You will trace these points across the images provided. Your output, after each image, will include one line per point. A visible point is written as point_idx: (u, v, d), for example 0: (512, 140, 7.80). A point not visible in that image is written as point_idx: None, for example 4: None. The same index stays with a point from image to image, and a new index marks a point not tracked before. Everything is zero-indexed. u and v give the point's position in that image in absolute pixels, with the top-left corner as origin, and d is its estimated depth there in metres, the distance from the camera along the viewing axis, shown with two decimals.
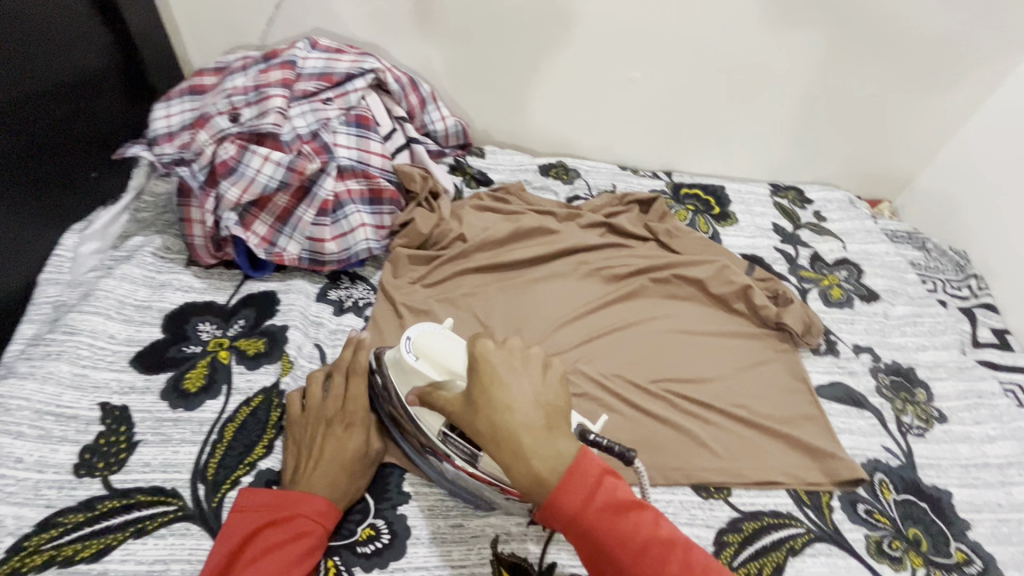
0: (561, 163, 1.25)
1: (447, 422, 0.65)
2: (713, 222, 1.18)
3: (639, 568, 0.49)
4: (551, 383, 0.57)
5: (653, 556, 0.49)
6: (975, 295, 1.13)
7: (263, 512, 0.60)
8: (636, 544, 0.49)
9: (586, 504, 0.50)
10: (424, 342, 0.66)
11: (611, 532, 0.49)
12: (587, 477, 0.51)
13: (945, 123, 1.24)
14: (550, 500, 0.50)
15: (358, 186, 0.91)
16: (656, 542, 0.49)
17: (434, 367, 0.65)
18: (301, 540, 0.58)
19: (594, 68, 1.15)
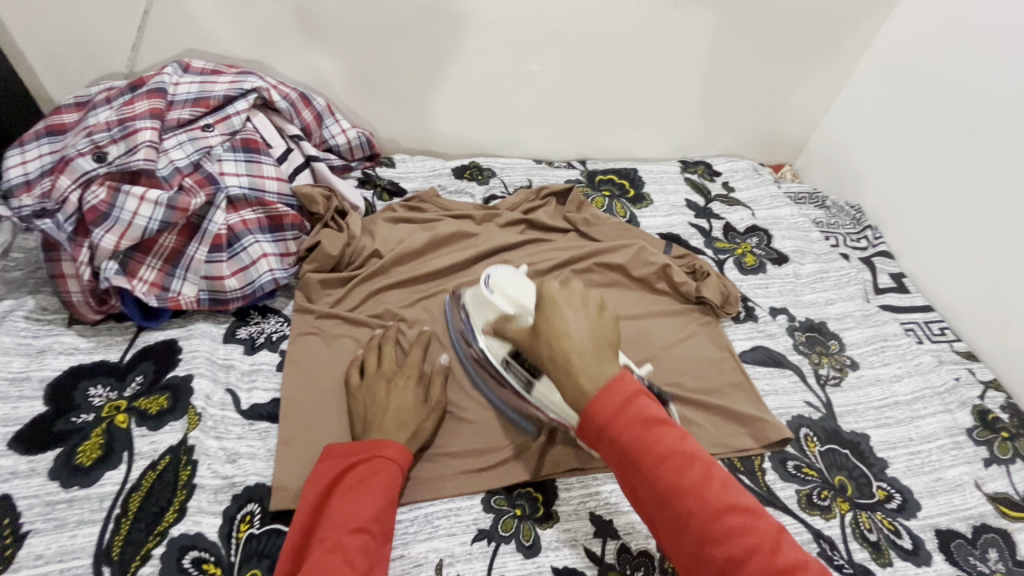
0: (474, 163, 1.23)
1: (510, 352, 0.73)
2: (629, 205, 1.20)
3: (660, 471, 0.49)
4: (610, 317, 0.61)
5: (678, 465, 0.50)
6: (872, 245, 1.21)
7: (348, 455, 0.65)
8: (659, 451, 0.50)
9: (619, 412, 0.51)
10: (502, 280, 0.77)
11: (638, 440, 0.50)
12: (619, 391, 0.52)
13: (829, 86, 1.32)
14: (587, 406, 0.52)
15: (253, 215, 0.86)
16: (682, 455, 0.50)
17: (507, 302, 0.75)
18: (387, 474, 0.63)
19: (493, 65, 1.14)
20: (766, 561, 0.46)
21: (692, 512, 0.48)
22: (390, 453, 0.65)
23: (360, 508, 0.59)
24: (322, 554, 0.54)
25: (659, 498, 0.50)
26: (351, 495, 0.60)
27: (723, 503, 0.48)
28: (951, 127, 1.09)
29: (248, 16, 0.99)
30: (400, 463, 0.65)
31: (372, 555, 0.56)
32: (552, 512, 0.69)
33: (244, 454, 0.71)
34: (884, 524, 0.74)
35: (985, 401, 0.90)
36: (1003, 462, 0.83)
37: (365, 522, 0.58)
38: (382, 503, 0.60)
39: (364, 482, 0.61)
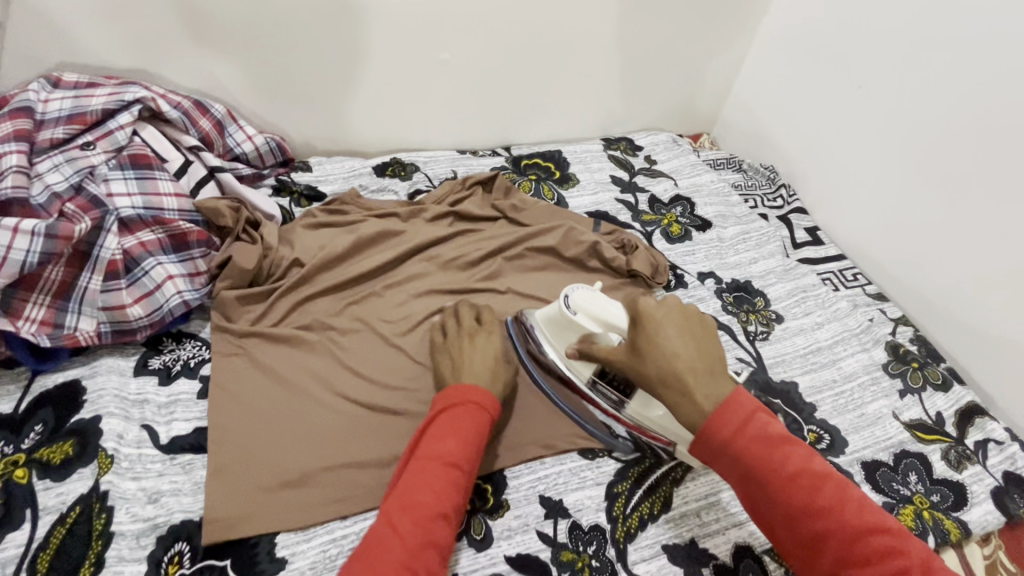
0: (395, 159, 1.20)
1: (596, 371, 0.74)
2: (556, 187, 1.20)
3: (790, 493, 0.54)
4: (709, 334, 0.64)
5: (807, 486, 0.55)
6: (788, 202, 1.25)
7: (444, 397, 0.67)
8: (787, 473, 0.55)
9: (740, 431, 0.56)
10: (581, 301, 0.71)
11: (764, 462, 0.55)
12: (741, 409, 0.57)
13: (734, 54, 1.37)
14: (703, 427, 0.57)
15: (153, 235, 0.80)
16: (813, 475, 0.55)
17: (593, 322, 0.71)
18: (481, 419, 0.65)
19: (402, 57, 1.10)
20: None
21: (827, 529, 0.53)
22: (485, 399, 0.67)
23: (455, 446, 0.62)
24: (417, 482, 0.59)
25: (788, 517, 0.55)
26: (447, 431, 0.63)
27: (863, 524, 0.53)
28: (844, 84, 1.16)
29: (125, 21, 0.91)
30: (492, 409, 0.67)
31: (459, 488, 0.61)
32: (502, 501, 0.69)
33: (167, 492, 0.66)
34: None
35: (896, 336, 0.97)
36: (915, 391, 0.89)
37: (457, 459, 0.61)
38: (472, 443, 0.63)
39: (457, 421, 0.64)
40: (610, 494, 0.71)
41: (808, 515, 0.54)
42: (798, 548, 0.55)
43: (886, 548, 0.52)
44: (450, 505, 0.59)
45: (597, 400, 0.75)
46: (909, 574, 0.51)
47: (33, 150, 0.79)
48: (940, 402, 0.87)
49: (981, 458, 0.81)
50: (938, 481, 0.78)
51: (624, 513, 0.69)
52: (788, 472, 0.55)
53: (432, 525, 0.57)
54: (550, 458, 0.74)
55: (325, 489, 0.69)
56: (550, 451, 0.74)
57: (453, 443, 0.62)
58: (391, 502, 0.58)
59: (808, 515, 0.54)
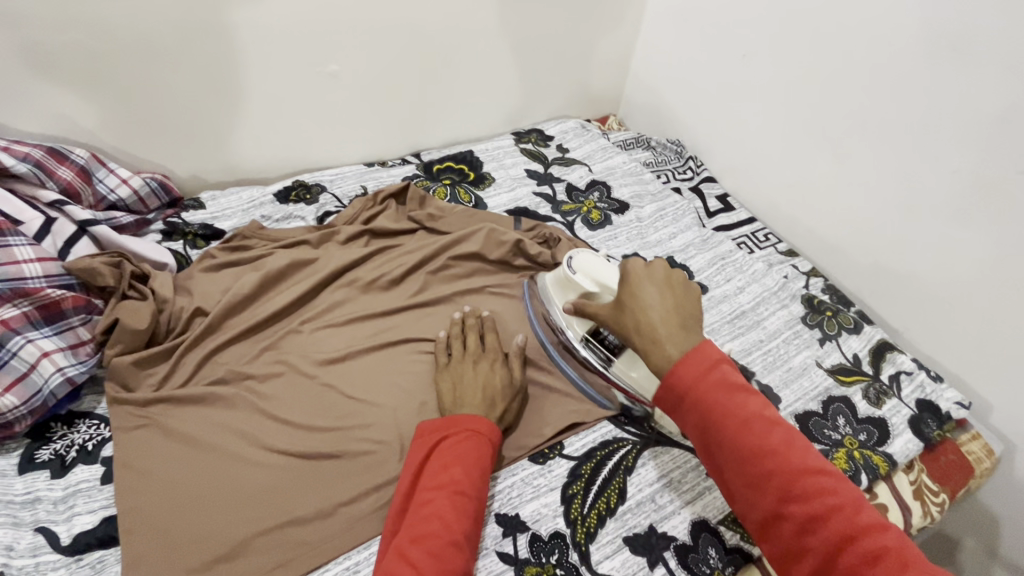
0: (298, 182, 1.12)
1: (590, 330, 0.78)
2: (472, 189, 1.17)
3: (742, 436, 0.54)
4: (688, 294, 0.65)
5: (759, 429, 0.54)
6: (697, 173, 1.30)
7: (441, 426, 0.67)
8: (743, 417, 0.55)
9: (700, 377, 0.56)
10: (583, 262, 0.78)
11: (721, 405, 0.55)
12: (704, 357, 0.57)
13: (626, 33, 1.39)
14: (669, 370, 0.58)
15: (17, 310, 0.70)
16: (766, 419, 0.55)
17: (589, 281, 0.77)
18: (483, 444, 0.65)
19: (284, 74, 1.03)
20: (847, 518, 0.51)
21: (774, 470, 0.53)
22: (483, 425, 0.67)
23: (460, 475, 0.61)
24: (425, 513, 0.59)
25: (737, 458, 0.54)
26: (450, 461, 0.63)
27: (805, 466, 0.53)
28: (729, 55, 1.21)
29: None
30: (492, 435, 0.67)
31: (468, 515, 0.60)
32: None
33: None
34: None
35: (809, 288, 1.02)
36: (832, 337, 0.94)
37: (464, 487, 0.61)
38: (478, 471, 0.63)
39: (462, 449, 0.64)
40: (566, 496, 0.70)
41: (757, 457, 0.53)
42: (745, 495, 0.54)
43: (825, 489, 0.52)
44: (460, 532, 0.58)
45: (589, 358, 0.79)
46: (844, 514, 0.51)
47: None
48: (855, 344, 0.93)
49: (896, 390, 0.87)
50: (863, 420, 0.83)
51: (582, 513, 0.69)
52: (740, 415, 0.55)
53: (444, 554, 0.56)
54: (501, 473, 0.71)
55: (261, 557, 0.64)
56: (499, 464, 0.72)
57: (457, 472, 0.61)
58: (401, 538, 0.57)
59: (755, 458, 0.53)
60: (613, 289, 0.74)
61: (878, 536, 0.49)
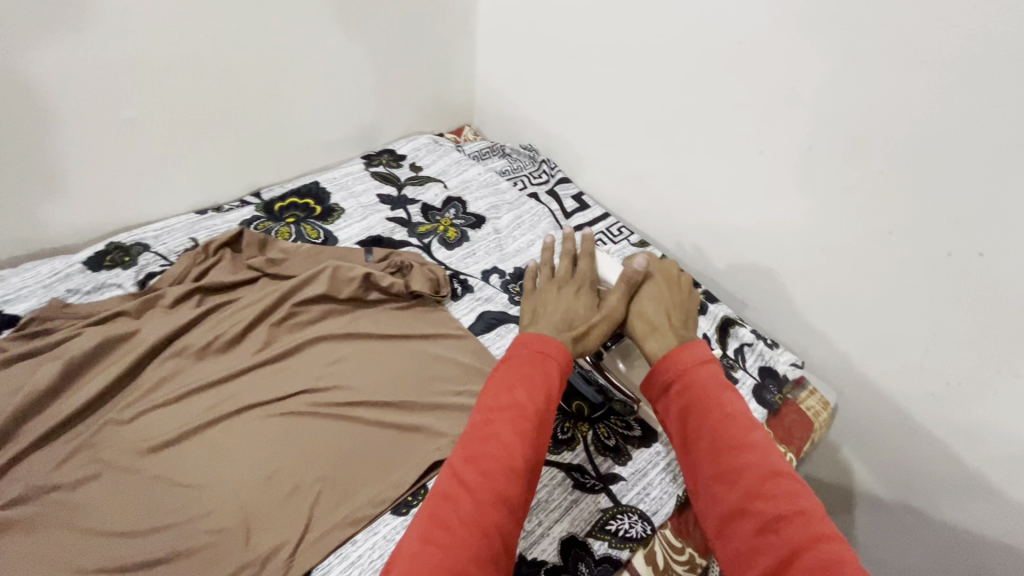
0: (113, 244, 1.00)
1: None
2: (320, 224, 1.10)
3: (722, 423, 0.56)
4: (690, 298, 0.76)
5: (740, 424, 0.56)
6: (552, 175, 1.32)
7: (520, 350, 0.62)
8: (726, 409, 0.57)
9: (694, 364, 0.61)
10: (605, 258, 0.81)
11: (708, 391, 0.59)
12: (701, 349, 0.63)
13: (463, 40, 1.35)
14: (668, 353, 0.63)
15: None
16: (749, 419, 0.57)
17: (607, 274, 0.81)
18: (553, 368, 0.60)
19: (59, 134, 0.89)
20: (807, 525, 0.48)
21: (747, 464, 0.53)
22: (556, 349, 0.62)
23: (523, 399, 0.56)
24: (478, 435, 0.54)
25: (712, 444, 0.56)
26: (515, 383, 0.58)
27: (778, 468, 0.53)
28: (559, 57, 1.20)
29: None
30: (563, 358, 0.62)
31: (528, 442, 0.54)
32: None
33: None
34: (616, 424, 0.81)
35: None
36: None
37: (527, 411, 0.56)
38: (541, 397, 0.57)
39: (527, 367, 0.59)
40: None
41: (733, 447, 0.55)
42: (717, 485, 0.54)
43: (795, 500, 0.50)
44: (517, 461, 0.53)
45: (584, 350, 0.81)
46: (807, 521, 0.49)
47: None
48: (704, 324, 0.98)
49: (741, 363, 0.94)
50: None
51: None
52: (725, 409, 0.57)
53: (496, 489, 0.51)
54: (362, 531, 0.70)
55: None
56: (359, 526, 0.69)
57: (517, 394, 0.57)
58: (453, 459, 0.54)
59: (730, 449, 0.55)
60: None
61: (836, 549, 0.46)
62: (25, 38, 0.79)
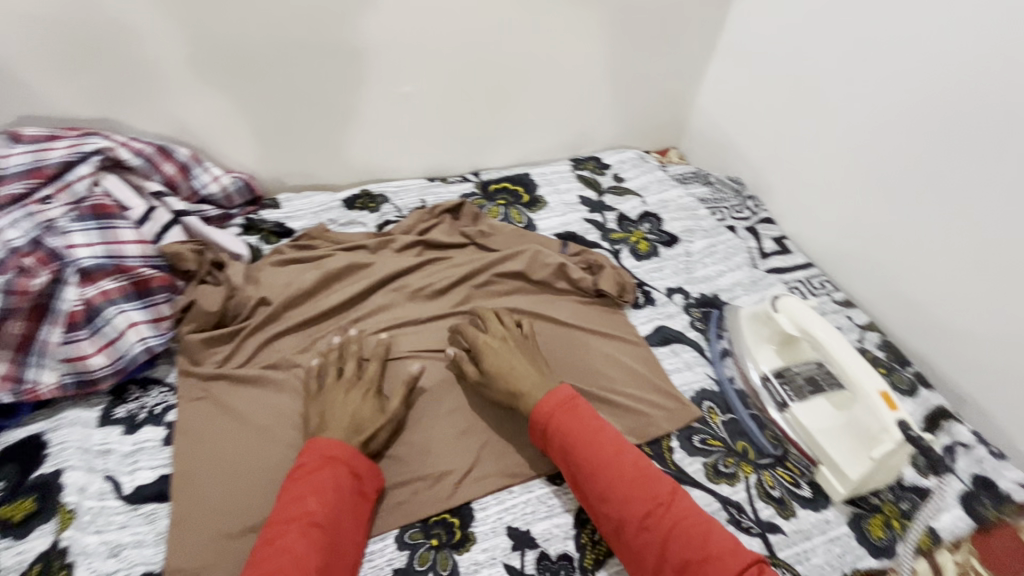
0: (364, 191, 1.21)
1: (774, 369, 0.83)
2: (525, 211, 1.21)
3: (593, 454, 0.66)
4: (863, 369, 0.73)
5: (607, 450, 0.66)
6: (754, 213, 1.28)
7: (536, 415, 0.70)
8: (592, 437, 0.67)
9: (555, 408, 0.70)
10: (790, 304, 0.81)
11: (576, 426, 0.68)
12: (561, 396, 0.71)
13: (696, 69, 1.39)
14: (535, 405, 0.71)
15: (115, 284, 0.80)
16: (608, 440, 0.67)
17: (790, 324, 0.81)
18: (342, 475, 0.64)
19: (363, 94, 1.10)
20: (671, 508, 0.62)
21: (618, 482, 0.64)
22: (346, 451, 0.66)
23: (316, 507, 0.61)
24: (285, 541, 0.58)
25: (592, 476, 0.65)
26: (320, 485, 0.62)
27: (639, 475, 0.64)
28: (803, 97, 1.18)
29: (85, 74, 0.91)
30: (356, 462, 0.66)
31: (324, 548, 0.59)
32: (468, 535, 0.69)
33: (129, 544, 0.66)
34: (785, 477, 0.77)
35: (863, 343, 0.99)
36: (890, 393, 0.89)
37: (317, 518, 0.60)
38: (334, 502, 0.62)
39: (311, 480, 0.63)
40: (579, 520, 0.71)
41: (607, 470, 0.65)
42: (601, 507, 0.65)
43: (661, 499, 0.62)
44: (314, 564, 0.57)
45: (766, 397, 0.82)
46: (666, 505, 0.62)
47: None
48: (909, 407, 0.88)
49: (949, 462, 0.82)
50: (907, 489, 0.78)
51: (593, 539, 0.70)
52: (596, 441, 0.67)
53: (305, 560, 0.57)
54: (518, 486, 0.74)
55: None
56: (516, 480, 0.74)
57: (307, 504, 0.61)
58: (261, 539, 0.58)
59: (606, 478, 0.64)
60: (817, 334, 0.77)
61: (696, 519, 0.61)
62: (385, 22, 1.02)
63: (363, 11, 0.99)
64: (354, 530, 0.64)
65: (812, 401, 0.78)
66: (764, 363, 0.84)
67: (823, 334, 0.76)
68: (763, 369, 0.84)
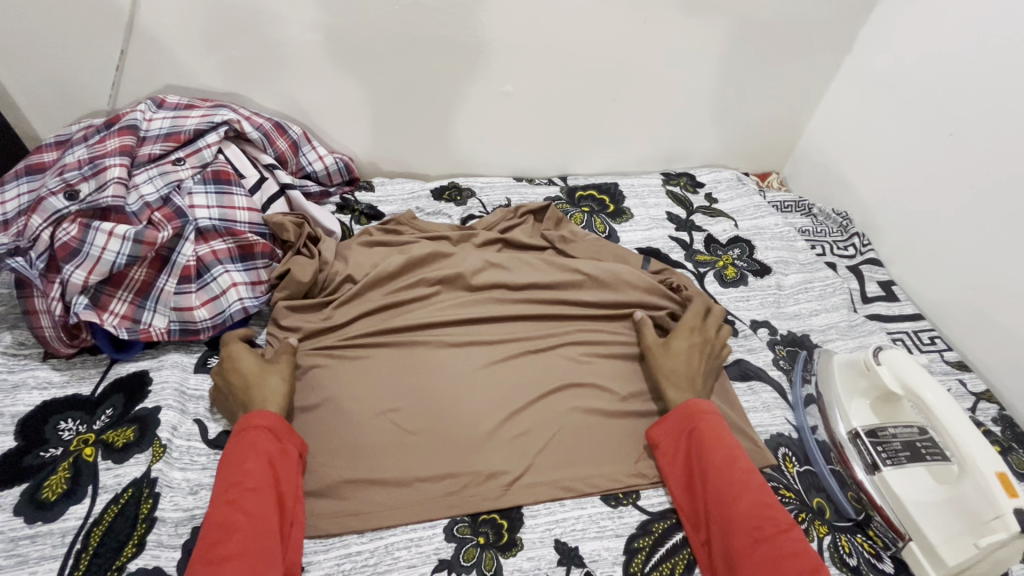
0: (453, 184, 1.23)
1: (864, 428, 0.75)
2: (609, 221, 1.19)
3: (717, 464, 0.68)
4: (977, 443, 0.64)
5: (731, 466, 0.68)
6: (860, 252, 1.18)
7: (676, 413, 0.75)
8: (723, 450, 0.69)
9: (692, 417, 0.73)
10: (895, 359, 0.73)
11: (707, 437, 0.71)
12: (700, 405, 0.74)
13: (812, 91, 1.30)
14: (672, 409, 0.76)
15: (224, 245, 0.87)
16: (738, 459, 0.68)
17: (894, 381, 0.72)
18: (256, 438, 0.66)
19: (465, 89, 1.12)
20: (785, 540, 0.61)
21: (737, 496, 0.65)
22: (254, 419, 0.68)
23: (255, 468, 0.64)
24: (222, 511, 0.59)
25: (710, 483, 0.67)
26: (246, 451, 0.65)
27: (760, 499, 0.65)
28: (933, 131, 1.07)
29: (223, 51, 0.99)
30: (269, 423, 0.68)
31: (262, 504, 0.61)
32: (516, 540, 0.68)
33: (207, 485, 0.71)
34: (864, 546, 0.71)
35: (975, 413, 0.89)
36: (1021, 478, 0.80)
37: (243, 480, 0.62)
38: (259, 463, 0.64)
39: (236, 452, 0.65)
40: (630, 548, 0.68)
41: (726, 483, 0.66)
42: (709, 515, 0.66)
43: (771, 527, 0.62)
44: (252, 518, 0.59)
45: (852, 455, 0.75)
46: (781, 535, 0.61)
47: (134, 163, 0.89)
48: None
49: None
50: None
51: (643, 570, 0.67)
52: (726, 452, 0.69)
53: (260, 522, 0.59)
54: (570, 501, 0.72)
55: (345, 502, 0.70)
56: (570, 494, 0.72)
57: (236, 471, 0.63)
58: (214, 504, 0.61)
59: (720, 487, 0.66)
60: (926, 398, 0.68)
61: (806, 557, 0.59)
62: (496, 20, 1.03)
63: (476, 8, 1.01)
64: (291, 485, 0.66)
65: (910, 470, 0.71)
66: (855, 418, 0.77)
67: (936, 398, 0.67)
68: (850, 424, 0.77)
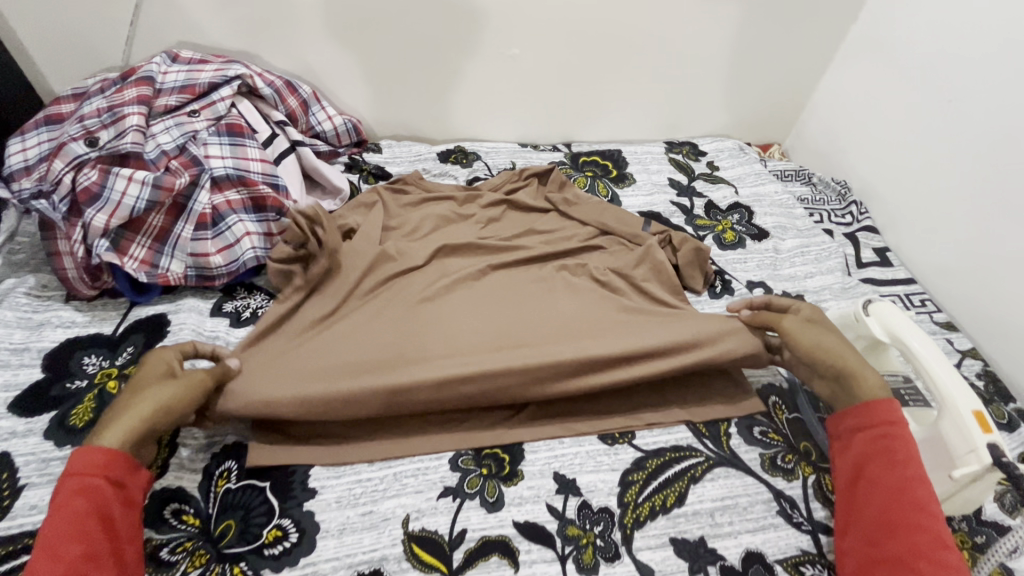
0: (459, 147, 1.25)
1: None
2: (611, 185, 1.21)
3: (898, 484, 0.62)
4: (957, 385, 0.67)
5: (914, 496, 0.61)
6: (857, 220, 1.21)
7: (859, 415, 0.68)
8: (908, 473, 0.62)
9: (877, 426, 0.66)
10: (883, 310, 0.76)
11: (891, 451, 0.64)
12: (889, 413, 0.66)
13: (816, 61, 1.31)
14: (852, 407, 0.69)
15: (237, 195, 0.90)
16: (923, 488, 0.61)
17: (880, 330, 0.76)
18: (93, 494, 0.55)
19: (472, 51, 1.13)
20: None
21: (917, 527, 0.59)
22: (98, 466, 0.56)
23: (86, 535, 0.53)
24: None
25: (884, 502, 0.62)
26: (73, 511, 0.54)
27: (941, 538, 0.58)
28: (934, 99, 1.08)
29: (234, 8, 1.01)
30: (112, 471, 0.57)
31: None
32: (517, 471, 0.72)
33: None
34: None
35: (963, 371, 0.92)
36: (1003, 429, 0.84)
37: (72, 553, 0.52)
38: (91, 527, 0.54)
39: (64, 508, 0.54)
40: (625, 480, 0.72)
41: (906, 509, 0.60)
42: (868, 532, 0.61)
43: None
44: None
45: None
46: None
47: (150, 114, 0.91)
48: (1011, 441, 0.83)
49: None
50: (985, 524, 0.73)
51: (636, 501, 0.71)
52: (911, 478, 0.62)
53: None
54: (569, 439, 0.76)
55: (355, 434, 0.73)
56: (569, 432, 0.76)
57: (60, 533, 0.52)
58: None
59: (897, 513, 0.60)
60: (910, 344, 0.72)
61: None
62: None
63: None
64: (131, 538, 0.57)
65: None
66: None
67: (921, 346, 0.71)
68: None
